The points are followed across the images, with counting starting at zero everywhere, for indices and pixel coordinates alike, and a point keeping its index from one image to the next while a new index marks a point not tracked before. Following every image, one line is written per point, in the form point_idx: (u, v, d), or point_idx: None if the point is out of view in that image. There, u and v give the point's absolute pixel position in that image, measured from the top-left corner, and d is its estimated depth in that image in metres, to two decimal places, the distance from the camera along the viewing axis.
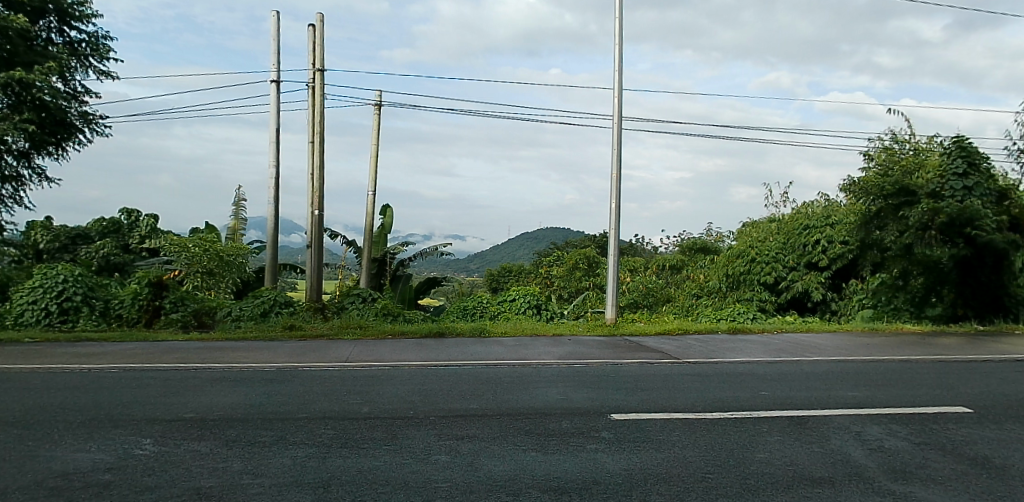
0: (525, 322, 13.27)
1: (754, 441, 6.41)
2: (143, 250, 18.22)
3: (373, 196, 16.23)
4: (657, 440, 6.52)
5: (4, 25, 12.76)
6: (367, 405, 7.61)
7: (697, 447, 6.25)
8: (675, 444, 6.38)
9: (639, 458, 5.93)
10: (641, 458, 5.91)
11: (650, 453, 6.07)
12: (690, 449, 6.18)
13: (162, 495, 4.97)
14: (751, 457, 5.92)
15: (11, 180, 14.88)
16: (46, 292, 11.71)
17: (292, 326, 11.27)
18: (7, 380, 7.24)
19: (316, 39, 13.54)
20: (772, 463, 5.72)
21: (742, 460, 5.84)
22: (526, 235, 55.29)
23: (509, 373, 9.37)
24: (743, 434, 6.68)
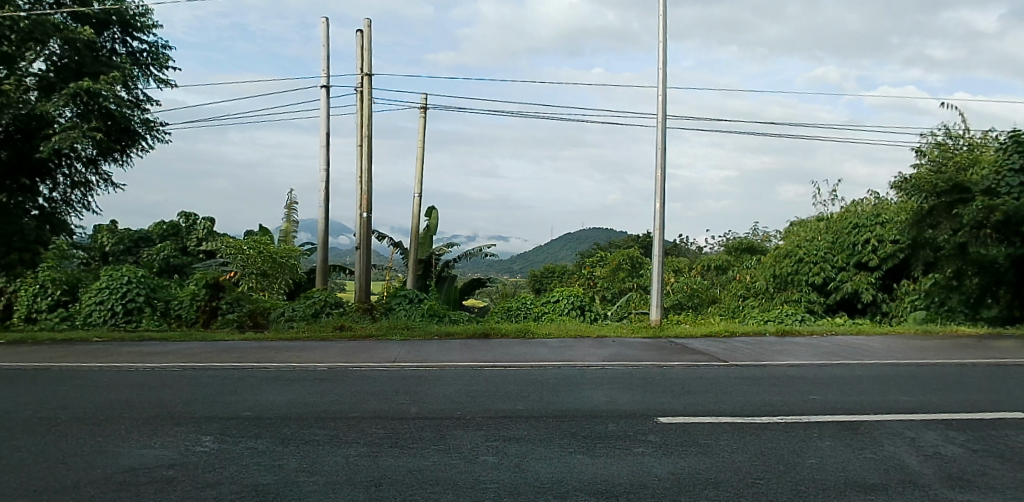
0: (570, 323, 13.21)
1: (804, 446, 6.28)
2: (200, 253, 19.00)
3: (418, 198, 16.34)
4: (705, 444, 6.43)
5: (71, 36, 13.64)
6: (416, 405, 7.72)
7: (746, 452, 6.14)
8: (723, 449, 6.28)
9: (687, 462, 5.86)
10: (689, 463, 5.84)
11: (698, 458, 5.98)
12: (738, 454, 6.08)
13: (223, 492, 5.11)
14: (802, 462, 5.80)
15: (81, 186, 15.46)
16: (112, 293, 12.22)
17: (342, 326, 11.49)
18: (77, 378, 7.55)
19: (365, 43, 13.72)
20: (824, 469, 5.57)
21: (792, 465, 5.72)
22: (569, 236, 55.12)
23: (555, 375, 9.39)
24: (792, 439, 6.54)
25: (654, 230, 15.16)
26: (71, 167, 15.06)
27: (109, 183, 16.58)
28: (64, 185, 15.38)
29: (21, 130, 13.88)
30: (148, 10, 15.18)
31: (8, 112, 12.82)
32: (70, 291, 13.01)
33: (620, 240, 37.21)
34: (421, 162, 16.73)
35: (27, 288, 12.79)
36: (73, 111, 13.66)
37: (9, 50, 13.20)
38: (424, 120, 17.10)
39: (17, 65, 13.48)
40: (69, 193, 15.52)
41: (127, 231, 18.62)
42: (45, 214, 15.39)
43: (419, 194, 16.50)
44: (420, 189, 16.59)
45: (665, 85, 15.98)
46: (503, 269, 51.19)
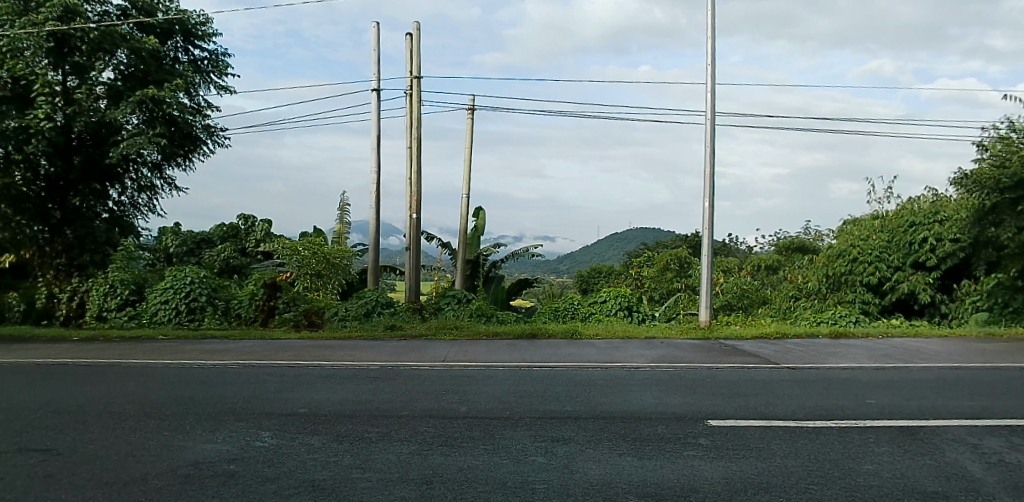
0: (617, 324, 13.12)
1: (860, 451, 6.11)
2: (258, 254, 19.59)
3: (466, 199, 16.45)
4: (757, 448, 6.32)
5: (137, 46, 14.24)
6: (465, 404, 7.79)
7: (799, 457, 6.00)
8: (776, 453, 6.16)
9: (739, 467, 5.76)
10: (740, 467, 5.75)
11: (750, 462, 5.87)
12: (792, 459, 5.95)
13: (281, 487, 5.26)
14: (859, 468, 5.64)
15: (147, 190, 16.04)
16: (176, 293, 12.71)
17: (392, 326, 11.68)
18: (145, 374, 7.89)
19: (413, 46, 13.90)
20: (881, 475, 5.41)
21: (847, 471, 5.57)
22: (616, 236, 54.71)
23: (603, 376, 9.35)
24: (846, 444, 6.37)
25: (703, 229, 14.96)
26: (138, 172, 15.62)
27: (173, 187, 17.18)
28: (132, 189, 15.96)
29: (91, 136, 14.39)
30: (209, 19, 15.66)
31: (80, 119, 13.58)
32: (138, 292, 13.55)
33: (668, 239, 36.76)
34: (469, 163, 16.82)
35: (99, 288, 13.43)
36: (140, 118, 14.19)
37: (81, 60, 13.87)
38: (472, 121, 17.21)
39: (89, 75, 14.03)
40: (137, 196, 16.13)
41: (189, 233, 19.31)
42: (114, 218, 16.01)
43: (466, 195, 16.62)
44: (468, 190, 16.72)
45: (714, 81, 15.72)
46: (549, 270, 51.13)
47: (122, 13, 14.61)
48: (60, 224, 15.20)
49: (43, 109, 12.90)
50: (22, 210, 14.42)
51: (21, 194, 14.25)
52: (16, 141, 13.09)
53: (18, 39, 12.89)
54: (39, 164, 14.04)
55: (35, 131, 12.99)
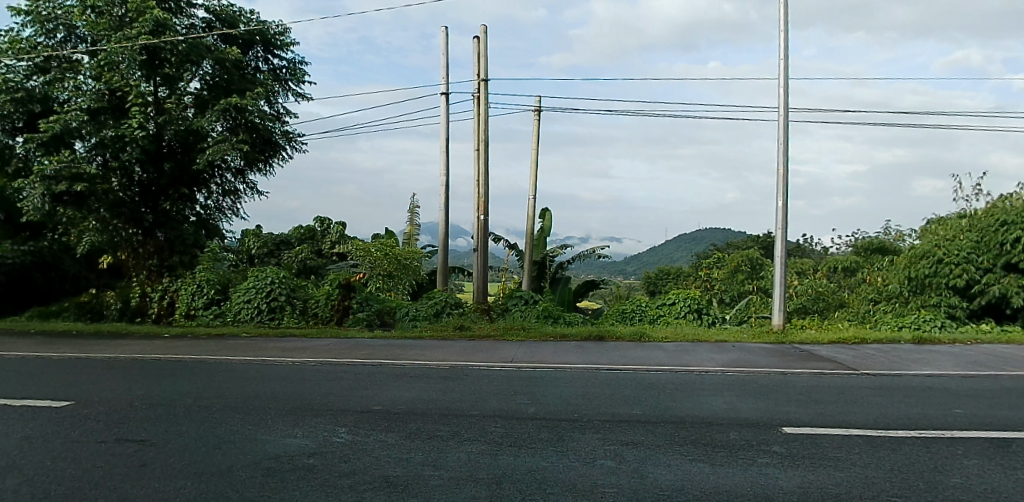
0: (687, 327, 12.85)
1: (948, 464, 5.78)
2: (333, 255, 20.20)
3: (533, 200, 16.49)
4: (835, 457, 6.07)
5: (221, 57, 14.87)
6: (533, 405, 7.82)
7: (881, 468, 5.73)
8: (856, 463, 5.90)
9: (816, 476, 5.55)
10: (818, 476, 5.54)
11: (827, 472, 5.65)
12: (873, 469, 5.69)
13: (357, 482, 5.41)
14: (946, 481, 5.34)
15: (230, 194, 16.67)
16: (258, 293, 13.28)
17: (461, 326, 11.83)
18: (231, 370, 8.29)
19: (481, 50, 14.03)
20: (971, 489, 5.10)
21: (934, 484, 5.28)
22: (684, 237, 53.62)
23: (673, 379, 9.20)
24: (932, 455, 6.04)
25: (776, 230, 14.50)
26: (222, 177, 16.29)
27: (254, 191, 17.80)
28: (217, 193, 16.68)
29: (181, 144, 15.12)
30: (288, 29, 16.24)
31: (170, 127, 14.41)
32: (223, 291, 14.20)
33: (739, 240, 35.81)
34: (535, 164, 16.85)
35: (187, 287, 14.17)
36: (224, 125, 14.87)
37: (170, 71, 14.54)
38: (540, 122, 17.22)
39: (177, 85, 14.80)
40: (222, 200, 16.80)
41: (269, 235, 20.13)
42: (201, 221, 16.78)
43: (533, 197, 16.65)
44: (534, 191, 16.75)
45: (786, 76, 15.22)
46: (617, 271, 50.63)
47: (207, 25, 15.42)
48: (152, 227, 16.00)
49: (136, 118, 13.83)
50: (119, 214, 15.25)
51: (119, 199, 15.04)
52: (113, 150, 14.19)
53: (115, 53, 13.76)
54: (133, 171, 14.90)
55: (130, 140, 13.97)
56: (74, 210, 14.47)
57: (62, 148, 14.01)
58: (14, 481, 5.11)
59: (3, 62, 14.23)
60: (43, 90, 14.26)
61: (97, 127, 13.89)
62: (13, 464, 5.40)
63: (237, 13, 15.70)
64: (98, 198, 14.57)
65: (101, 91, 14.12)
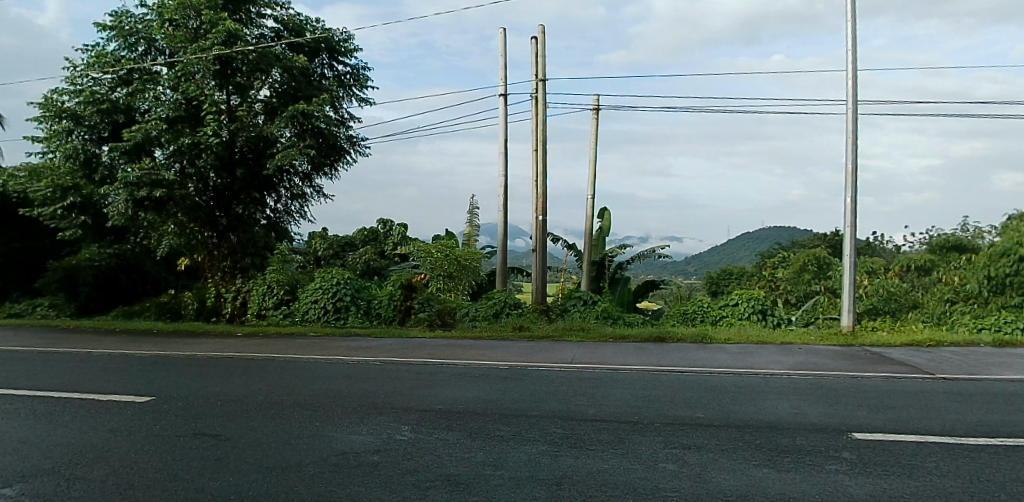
0: (750, 329, 12.53)
1: None
2: (395, 256, 20.58)
3: (591, 200, 16.37)
4: (909, 465, 5.81)
5: (289, 65, 15.31)
6: (594, 407, 7.77)
7: (959, 477, 5.45)
8: (932, 471, 5.64)
9: (888, 484, 5.34)
10: (890, 484, 5.32)
11: (901, 480, 5.41)
12: (950, 478, 5.42)
13: (419, 479, 5.51)
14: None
15: (299, 198, 17.08)
16: (324, 293, 13.69)
17: (521, 327, 11.87)
18: (299, 368, 8.57)
19: (539, 50, 14.03)
20: None
21: (1018, 495, 4.99)
22: (746, 236, 52.25)
23: (737, 382, 8.99)
24: (1016, 465, 5.71)
25: (844, 227, 13.94)
26: (291, 182, 16.76)
27: (321, 195, 18.27)
28: (286, 198, 17.13)
29: (252, 150, 15.59)
30: (351, 36, 16.62)
31: (242, 134, 14.94)
32: (292, 291, 14.69)
33: (804, 239, 34.62)
34: (594, 164, 16.74)
35: (258, 288, 14.75)
36: (292, 131, 15.36)
37: (242, 80, 15.21)
38: (597, 121, 17.08)
39: (249, 93, 15.47)
40: (290, 204, 17.21)
41: (335, 237, 20.70)
42: (271, 224, 17.29)
43: (591, 197, 16.54)
44: (593, 191, 16.64)
45: (854, 68, 14.64)
46: (678, 271, 49.82)
47: (276, 34, 15.94)
48: (226, 230, 16.72)
49: (211, 126, 14.43)
50: (195, 218, 15.81)
51: (196, 204, 15.61)
52: (189, 157, 14.77)
53: (190, 64, 14.44)
54: (208, 177, 15.53)
55: (205, 147, 14.58)
56: (155, 215, 15.31)
57: (144, 156, 14.77)
58: (101, 472, 5.42)
59: (90, 75, 15.05)
60: (126, 101, 14.95)
61: (174, 135, 14.62)
62: (100, 455, 5.72)
63: (303, 22, 16.16)
64: (176, 203, 15.28)
65: (179, 100, 14.79)
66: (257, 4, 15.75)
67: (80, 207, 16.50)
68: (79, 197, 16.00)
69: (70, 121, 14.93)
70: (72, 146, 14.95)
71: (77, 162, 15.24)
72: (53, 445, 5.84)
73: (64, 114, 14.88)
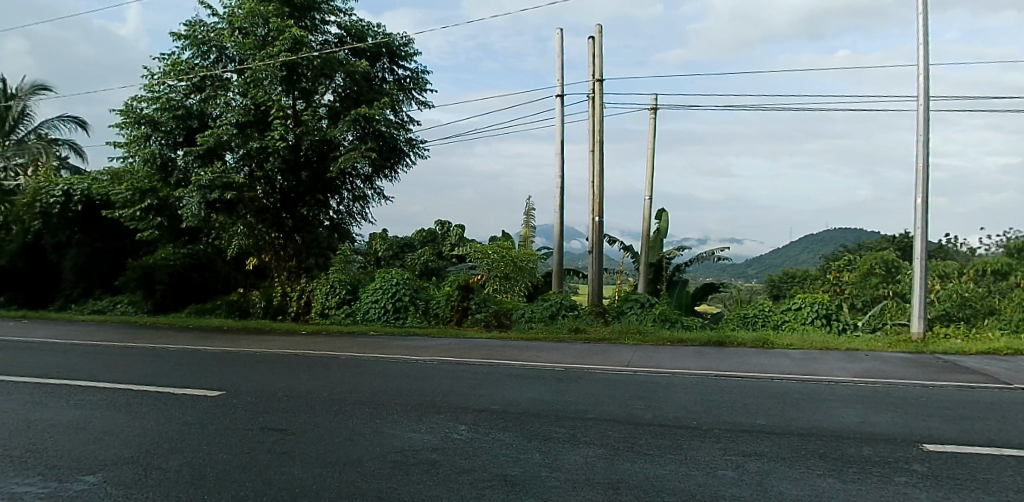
0: (814, 335, 12.13)
1: None
2: (453, 257, 20.82)
3: (649, 201, 16.18)
4: (985, 479, 5.52)
5: (351, 70, 15.78)
6: (650, 411, 7.69)
7: None
8: (1010, 486, 5.34)
9: (960, 498, 5.09)
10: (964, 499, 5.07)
11: (975, 495, 5.15)
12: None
13: (476, 478, 5.56)
14: None
15: (360, 200, 17.38)
16: (385, 293, 13.95)
17: (577, 329, 11.82)
18: (360, 366, 8.79)
19: (596, 50, 13.93)
20: None
21: None
22: (809, 238, 50.61)
23: (800, 388, 8.74)
24: None
25: (914, 230, 13.35)
26: (353, 184, 17.10)
27: (381, 197, 18.58)
28: (348, 199, 17.45)
29: (316, 153, 16.08)
30: (411, 40, 16.89)
31: (306, 138, 15.44)
32: (353, 291, 15.08)
33: (871, 241, 33.23)
34: (651, 164, 16.55)
35: (321, 287, 15.15)
36: (354, 134, 15.73)
37: (307, 85, 15.52)
38: (655, 120, 16.84)
39: (313, 98, 15.82)
40: (352, 206, 17.56)
41: (395, 237, 21.09)
42: (334, 225, 17.73)
43: (648, 198, 16.34)
44: (650, 192, 16.43)
45: (927, 62, 13.99)
46: (738, 274, 48.68)
47: (339, 40, 16.35)
48: (292, 231, 17.22)
49: (278, 130, 14.93)
50: (263, 219, 16.47)
51: (263, 206, 16.22)
52: (258, 160, 15.45)
53: (258, 70, 15.04)
54: (275, 179, 16.07)
55: (272, 150, 15.12)
56: (225, 216, 15.90)
57: (215, 160, 15.45)
58: (175, 462, 5.67)
59: (167, 82, 15.76)
60: (200, 107, 15.76)
61: (244, 139, 15.17)
62: (175, 446, 5.98)
63: (365, 27, 16.49)
64: (246, 204, 15.83)
65: (248, 106, 15.33)
66: (321, 11, 16.22)
67: (158, 208, 17.05)
68: (156, 199, 16.75)
69: (148, 126, 15.67)
70: (149, 150, 15.70)
71: (154, 166, 15.99)
72: (132, 435, 6.15)
73: (143, 120, 15.63)
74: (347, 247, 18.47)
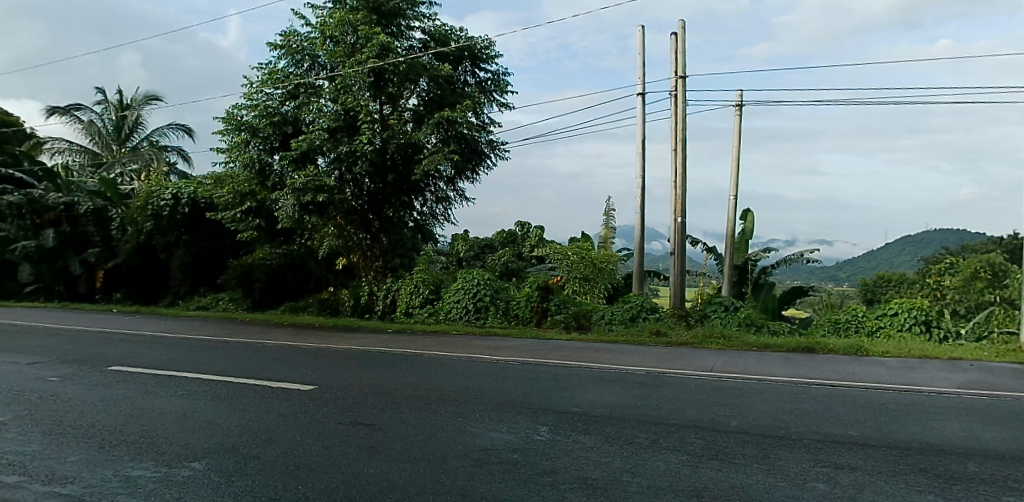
0: (912, 342, 11.45)
1: None
2: (533, 258, 20.87)
3: (733, 201, 15.71)
4: None
5: (435, 74, 16.03)
6: (736, 419, 7.47)
7: None
8: None
9: None
10: None
11: None
12: None
13: (557, 480, 5.56)
14: None
15: (443, 201, 17.75)
16: (467, 293, 14.20)
17: (658, 332, 11.62)
18: (443, 364, 8.98)
19: (679, 47, 13.63)
20: None
21: None
22: (906, 239, 47.74)
23: (898, 399, 8.27)
24: None
25: None
26: (436, 185, 17.44)
27: (464, 198, 18.80)
28: (431, 201, 17.83)
29: (401, 157, 16.50)
30: (492, 43, 17.08)
31: (393, 141, 15.87)
32: (436, 291, 15.42)
33: (977, 243, 30.94)
34: (736, 163, 16.05)
35: (406, 287, 15.56)
36: (437, 137, 16.14)
37: (393, 90, 15.98)
38: (740, 118, 16.34)
39: (399, 102, 16.29)
40: (435, 207, 17.96)
41: (476, 238, 21.39)
42: (418, 226, 18.12)
43: (733, 198, 15.87)
44: (735, 192, 15.94)
45: None
46: (827, 278, 46.49)
47: (423, 45, 16.68)
48: (378, 231, 17.66)
49: (365, 135, 15.47)
50: (351, 221, 16.98)
51: (352, 207, 16.70)
52: (347, 164, 16.01)
53: (348, 77, 15.48)
54: (363, 183, 16.47)
55: (360, 154, 15.67)
56: (317, 218, 16.57)
57: (308, 164, 16.06)
58: (272, 452, 5.95)
59: (264, 90, 16.54)
60: (294, 113, 16.43)
61: (334, 144, 15.78)
62: (272, 437, 6.28)
63: (448, 31, 16.75)
64: (336, 206, 16.43)
65: (338, 111, 15.90)
66: (406, 17, 16.60)
67: (256, 210, 18.29)
68: (254, 203, 17.83)
69: (247, 133, 16.49)
70: (248, 156, 16.52)
71: (253, 171, 16.80)
72: (234, 426, 6.51)
73: (243, 127, 16.46)
74: (430, 248, 18.85)
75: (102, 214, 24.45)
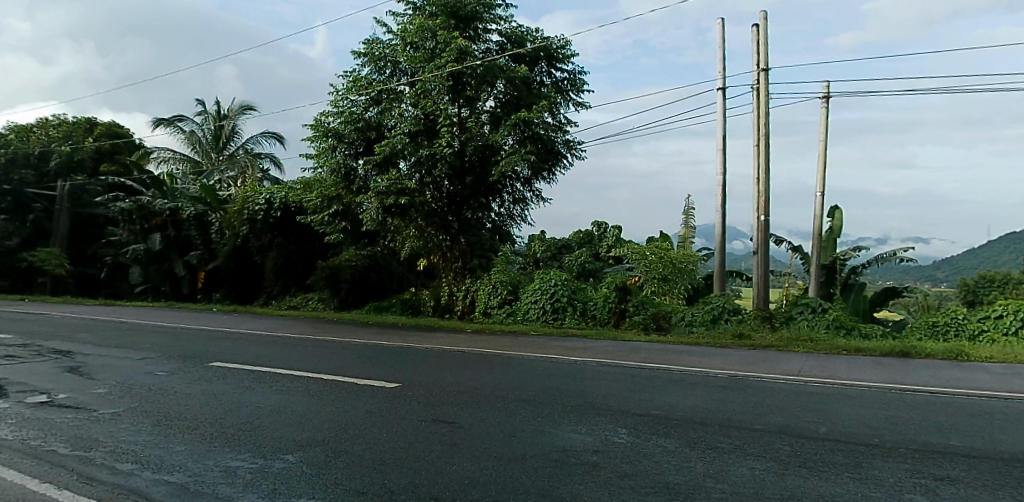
0: (1020, 347, 10.67)
1: None
2: (610, 258, 20.71)
3: (820, 198, 15.09)
4: None
5: (512, 75, 16.05)
6: (825, 425, 7.18)
7: None
8: None
9: None
10: None
11: None
12: None
13: (637, 484, 5.52)
14: None
15: (520, 202, 17.69)
16: (544, 294, 14.24)
17: (741, 334, 11.30)
18: (523, 365, 9.04)
19: (761, 38, 13.21)
20: None
21: None
22: (1011, 236, 44.43)
23: (1005, 408, 7.74)
24: None
25: None
26: (513, 187, 17.48)
27: (541, 199, 18.82)
28: (509, 202, 17.83)
29: (479, 158, 16.73)
30: (569, 42, 17.05)
31: (471, 143, 16.12)
32: (514, 291, 15.51)
33: None
34: (823, 158, 15.41)
35: (484, 287, 15.79)
36: (514, 138, 16.15)
37: (471, 93, 16.17)
38: (827, 111, 15.67)
39: (476, 105, 16.48)
40: (513, 208, 17.94)
41: (552, 239, 21.40)
42: (496, 227, 18.28)
43: (819, 195, 15.25)
44: (821, 188, 15.31)
45: None
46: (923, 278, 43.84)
47: (500, 47, 16.71)
48: (458, 232, 17.99)
49: (444, 138, 15.79)
50: (431, 223, 17.31)
51: (432, 209, 16.98)
52: (428, 167, 16.40)
53: (428, 82, 15.96)
54: (443, 185, 16.86)
55: (440, 157, 16.00)
56: (399, 220, 16.78)
57: (390, 168, 16.56)
58: (359, 447, 6.17)
59: (349, 97, 17.10)
60: (377, 119, 16.96)
61: (415, 147, 16.20)
62: (360, 433, 6.51)
63: (524, 32, 16.83)
64: (417, 208, 16.64)
65: (419, 116, 16.31)
66: (484, 20, 16.71)
67: (342, 214, 18.46)
68: (340, 206, 18.12)
69: (333, 139, 17.16)
70: (335, 160, 17.19)
71: (339, 175, 17.51)
72: (325, 420, 6.79)
73: (329, 134, 17.15)
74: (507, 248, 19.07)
75: (204, 218, 25.89)
